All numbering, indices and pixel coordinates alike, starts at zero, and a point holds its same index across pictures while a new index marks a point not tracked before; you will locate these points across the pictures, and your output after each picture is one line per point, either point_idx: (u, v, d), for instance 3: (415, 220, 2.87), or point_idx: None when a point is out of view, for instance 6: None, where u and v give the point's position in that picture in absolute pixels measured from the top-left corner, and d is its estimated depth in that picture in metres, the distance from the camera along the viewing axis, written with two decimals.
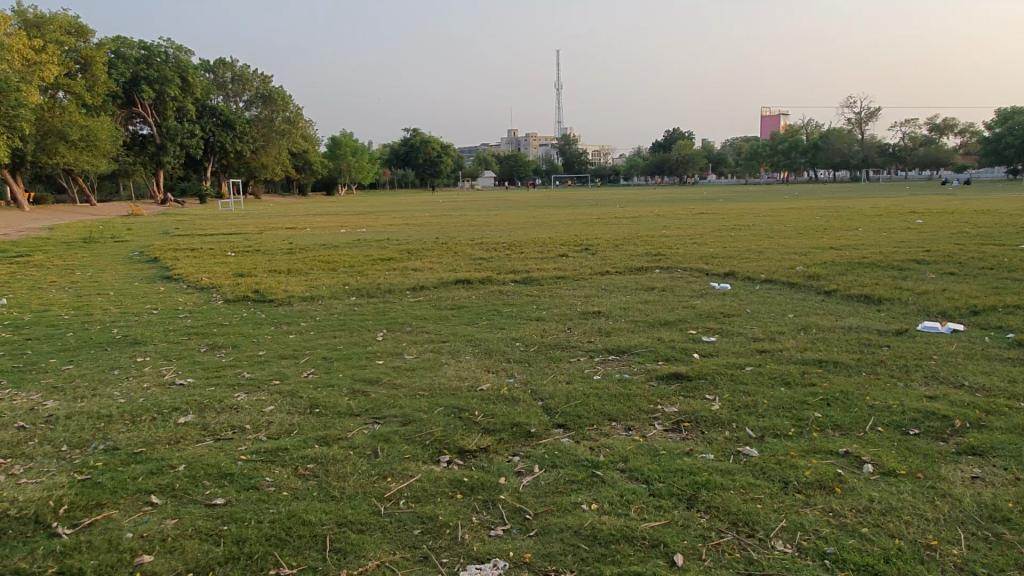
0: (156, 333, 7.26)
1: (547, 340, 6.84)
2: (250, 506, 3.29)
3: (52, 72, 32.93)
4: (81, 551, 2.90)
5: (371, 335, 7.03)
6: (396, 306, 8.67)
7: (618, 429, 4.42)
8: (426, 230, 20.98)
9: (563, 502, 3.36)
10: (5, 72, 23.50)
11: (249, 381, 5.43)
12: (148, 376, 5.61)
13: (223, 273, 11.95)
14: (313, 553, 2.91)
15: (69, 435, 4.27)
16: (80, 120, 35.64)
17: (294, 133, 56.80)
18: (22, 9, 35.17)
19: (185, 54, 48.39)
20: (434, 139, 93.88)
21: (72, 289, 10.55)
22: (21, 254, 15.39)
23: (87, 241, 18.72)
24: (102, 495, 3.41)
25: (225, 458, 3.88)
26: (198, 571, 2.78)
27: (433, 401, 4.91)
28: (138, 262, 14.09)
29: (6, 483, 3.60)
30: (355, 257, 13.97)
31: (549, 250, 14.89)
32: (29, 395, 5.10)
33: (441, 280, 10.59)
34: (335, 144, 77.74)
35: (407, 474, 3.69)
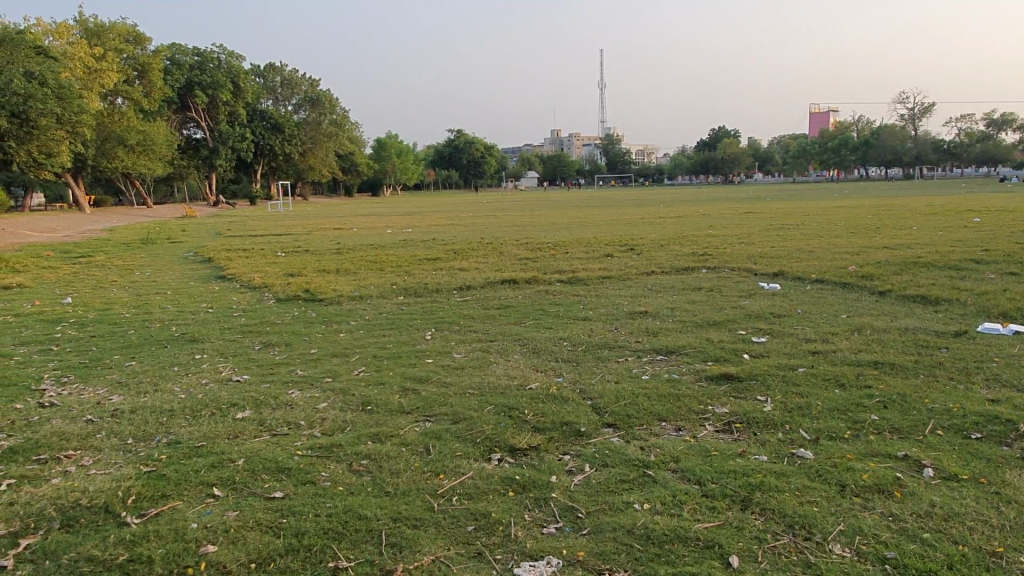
0: (212, 331, 7.48)
1: (595, 339, 6.83)
2: (308, 500, 3.37)
3: (112, 79, 34.18)
4: (149, 540, 3.02)
5: (420, 335, 7.09)
6: (443, 305, 8.74)
7: (668, 429, 4.40)
8: (471, 230, 21.13)
9: (616, 501, 3.36)
10: (69, 81, 24.46)
11: (303, 378, 5.56)
12: (206, 373, 5.78)
13: (273, 273, 12.17)
14: (370, 547, 2.96)
15: (134, 429, 4.43)
16: (137, 124, 36.86)
17: (340, 135, 57.68)
18: (84, 18, 36.64)
19: (237, 59, 49.67)
20: (478, 139, 94.36)
21: (132, 288, 10.90)
22: (84, 255, 16.01)
23: (144, 242, 19.34)
24: (167, 487, 3.53)
25: (283, 453, 3.98)
26: (261, 562, 2.86)
27: (484, 399, 4.96)
28: (195, 262, 14.47)
29: (76, 474, 3.75)
30: (401, 257, 14.08)
31: (594, 250, 14.89)
32: (96, 390, 5.31)
33: (487, 280, 10.62)
34: (380, 145, 78.65)
35: (460, 471, 3.73)
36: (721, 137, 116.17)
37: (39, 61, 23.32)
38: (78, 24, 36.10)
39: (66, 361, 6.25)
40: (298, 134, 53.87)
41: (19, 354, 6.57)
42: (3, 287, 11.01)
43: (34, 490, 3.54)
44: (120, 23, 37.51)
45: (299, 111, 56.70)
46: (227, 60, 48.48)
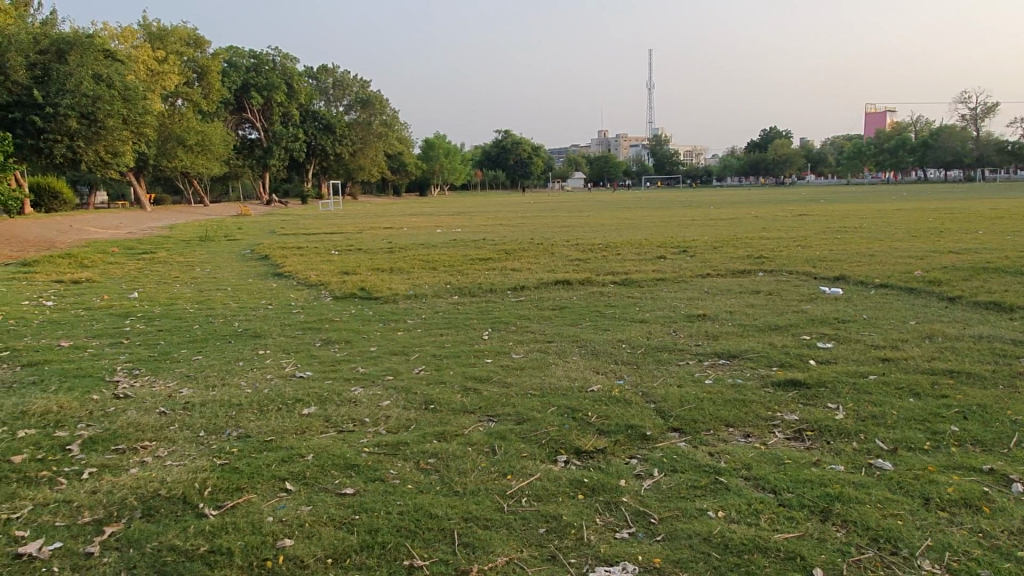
0: (274, 327, 7.62)
1: (654, 342, 6.73)
2: (379, 497, 3.38)
3: (173, 81, 35.28)
4: (228, 532, 3.07)
5: (477, 335, 7.09)
6: (498, 306, 8.72)
7: (736, 435, 4.30)
8: (521, 230, 21.12)
9: (689, 507, 3.29)
10: (134, 83, 25.26)
11: (365, 375, 5.61)
12: (271, 368, 5.88)
13: (328, 271, 12.31)
14: (443, 546, 2.96)
15: (205, 422, 4.53)
16: (196, 125, 37.94)
17: (390, 135, 58.32)
18: (148, 23, 37.88)
19: (291, 61, 50.81)
20: (525, 140, 94.37)
21: (195, 284, 11.16)
22: (146, 252, 16.51)
23: (203, 239, 19.86)
24: (240, 480, 3.59)
25: (350, 449, 4.00)
26: (337, 558, 2.88)
27: (546, 400, 4.92)
28: (251, 259, 14.77)
29: (153, 464, 3.84)
30: (454, 256, 14.14)
31: (646, 251, 14.72)
32: (166, 383, 5.46)
33: (541, 281, 10.60)
34: (429, 146, 79.14)
35: (527, 472, 3.70)
36: (772, 138, 113.88)
37: (107, 63, 24.09)
38: (142, 28, 37.34)
39: (137, 354, 6.43)
40: (348, 134, 54.73)
41: (92, 347, 6.79)
42: (73, 282, 11.41)
43: (115, 479, 3.63)
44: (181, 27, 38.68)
45: (350, 112, 57.53)
46: (281, 63, 49.61)
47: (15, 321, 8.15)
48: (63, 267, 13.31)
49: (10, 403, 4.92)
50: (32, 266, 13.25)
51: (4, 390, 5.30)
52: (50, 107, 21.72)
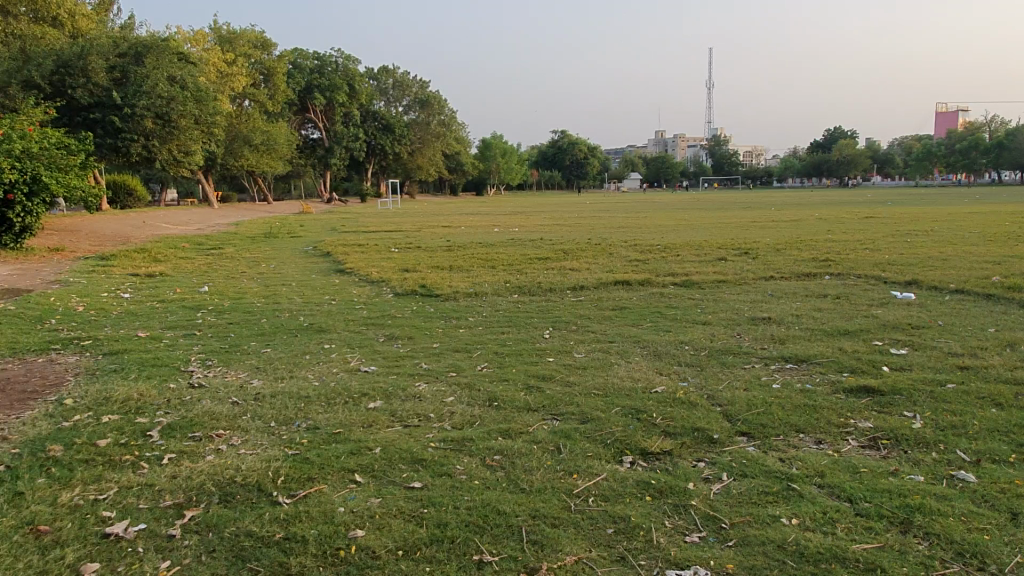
0: (338, 322, 7.78)
1: (718, 345, 6.60)
2: (446, 492, 3.41)
3: (241, 82, 36.40)
4: (301, 520, 3.14)
5: (538, 333, 7.12)
6: (558, 305, 8.70)
7: (808, 441, 4.18)
8: (579, 231, 21.00)
9: (761, 514, 3.21)
10: (205, 84, 26.14)
11: (428, 372, 5.67)
12: (336, 362, 6.00)
13: (389, 268, 12.52)
14: (511, 543, 2.97)
15: (276, 412, 4.65)
16: (261, 125, 39.05)
17: (447, 135, 58.87)
18: (219, 27, 39.21)
19: (353, 63, 51.93)
20: (582, 141, 94.04)
21: (261, 279, 11.46)
22: (214, 247, 17.07)
23: (268, 235, 20.42)
24: (311, 470, 3.67)
25: (416, 444, 4.04)
26: (408, 550, 2.92)
27: (609, 401, 4.88)
28: (315, 256, 15.12)
29: (228, 452, 3.96)
30: (511, 255, 14.13)
31: (706, 253, 14.53)
32: (238, 374, 5.63)
33: (600, 281, 10.52)
34: (485, 146, 79.49)
35: (593, 472, 3.68)
36: (836, 138, 110.69)
37: (180, 65, 24.99)
38: (213, 31, 38.67)
39: (208, 345, 6.65)
40: (407, 134, 55.46)
41: (167, 337, 7.05)
42: (148, 275, 11.87)
43: (193, 465, 3.77)
44: (250, 30, 39.95)
45: (408, 112, 58.33)
46: (344, 64, 50.76)
47: (95, 312, 8.52)
48: (138, 261, 13.86)
49: (94, 390, 5.15)
50: (110, 260, 13.85)
51: (88, 377, 5.55)
52: (127, 109, 22.64)
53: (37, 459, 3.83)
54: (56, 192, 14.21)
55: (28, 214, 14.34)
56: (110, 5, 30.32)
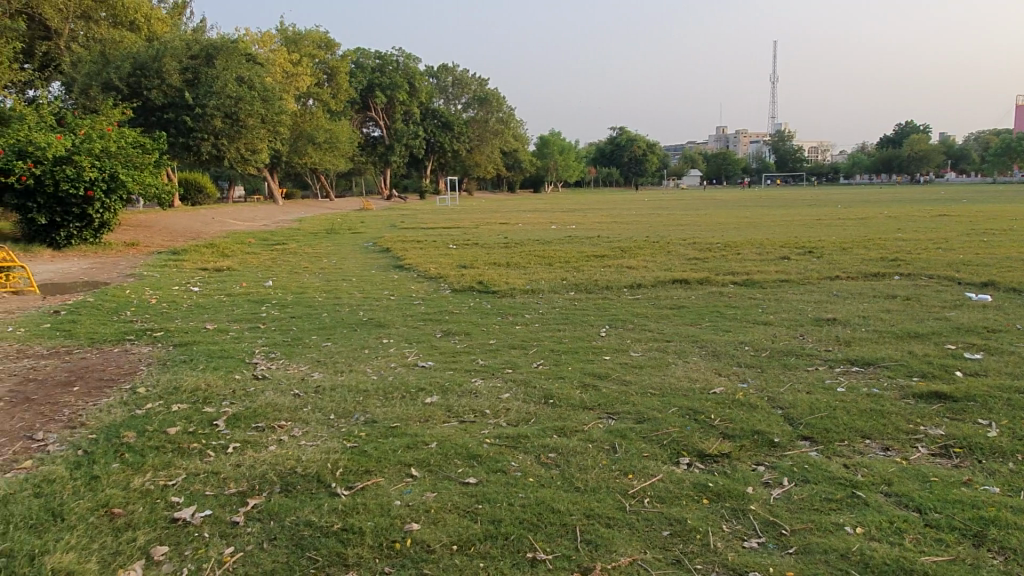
0: (397, 317, 7.90)
1: (780, 346, 6.43)
2: (500, 488, 3.42)
3: (306, 82, 37.31)
4: (359, 512, 3.20)
5: (595, 331, 7.08)
6: (614, 303, 8.63)
7: (874, 448, 4.04)
8: (638, 228, 20.77)
9: (823, 521, 3.12)
10: (271, 84, 26.89)
11: (484, 368, 5.70)
12: (394, 357, 6.09)
13: (447, 264, 12.64)
14: (565, 541, 2.96)
15: (335, 405, 4.75)
16: (325, 124, 39.95)
17: (506, 133, 59.05)
18: (285, 28, 40.29)
19: (414, 61, 52.62)
20: (641, 138, 92.99)
21: (323, 274, 11.71)
22: (278, 243, 17.53)
23: (329, 231, 20.87)
24: (369, 463, 3.74)
25: (472, 440, 4.07)
26: (462, 545, 2.94)
27: (666, 401, 4.81)
28: (375, 252, 15.38)
29: (289, 443, 4.08)
30: (568, 253, 14.05)
31: (767, 251, 14.19)
32: (299, 366, 5.78)
33: (658, 279, 10.39)
34: (543, 143, 79.41)
35: (649, 473, 3.63)
36: (908, 133, 106.51)
37: (248, 66, 25.77)
38: (279, 32, 39.72)
39: (272, 338, 6.84)
40: (466, 132, 55.87)
41: (233, 330, 7.30)
42: (217, 270, 12.28)
43: (256, 455, 3.88)
44: (314, 31, 40.92)
45: (468, 110, 58.76)
46: (405, 62, 51.51)
47: (167, 305, 8.86)
48: (207, 256, 14.36)
49: (166, 379, 5.36)
50: (181, 255, 14.37)
51: (159, 367, 5.79)
52: (199, 109, 23.47)
53: (112, 445, 4.01)
54: (133, 189, 14.84)
55: (106, 211, 15.01)
56: (184, 9, 31.45)
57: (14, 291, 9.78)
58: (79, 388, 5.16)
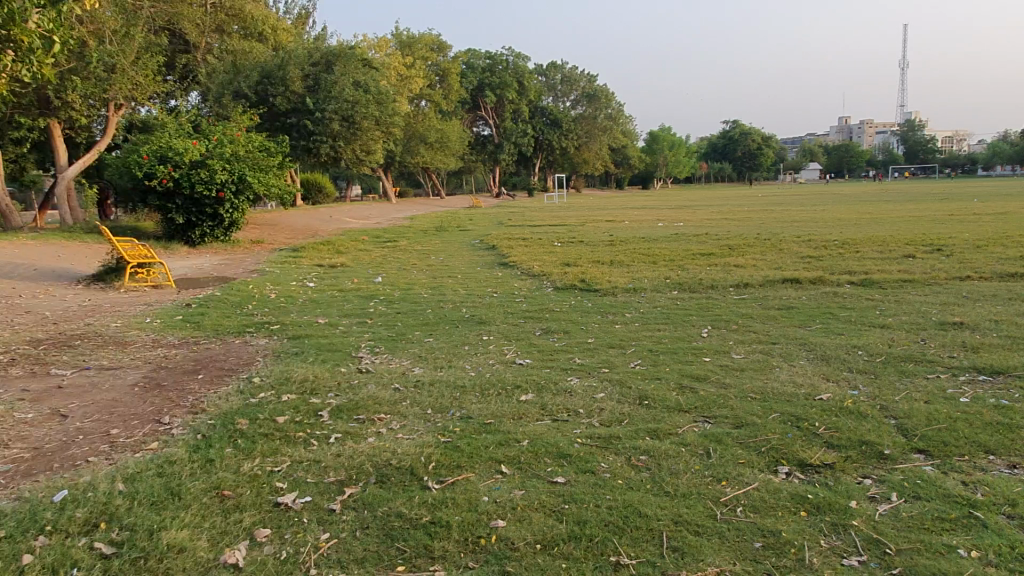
0: (498, 315, 8.01)
1: (897, 351, 6.03)
2: (588, 489, 3.40)
3: (418, 84, 38.44)
4: (447, 506, 3.27)
5: (696, 331, 6.90)
6: (719, 303, 8.40)
7: (998, 465, 3.72)
8: (749, 225, 19.99)
9: (934, 541, 2.92)
10: (386, 87, 27.89)
11: (581, 367, 5.67)
12: (493, 354, 6.18)
13: (551, 262, 12.69)
14: (651, 547, 2.92)
15: (433, 400, 4.88)
16: (436, 124, 41.00)
17: (615, 129, 58.41)
18: (400, 32, 41.69)
19: (524, 60, 53.14)
20: (756, 131, 89.53)
21: (430, 271, 12.02)
22: (389, 240, 18.15)
23: (439, 229, 21.40)
24: (461, 458, 3.81)
25: (563, 439, 4.07)
26: (547, 544, 2.95)
27: (767, 406, 4.63)
28: (481, 249, 15.64)
29: (388, 436, 4.23)
30: (674, 251, 13.76)
31: (890, 250, 13.32)
32: (401, 361, 5.98)
33: (768, 278, 9.99)
34: (652, 138, 78.10)
35: (744, 481, 3.51)
36: None
37: (365, 70, 26.83)
38: (394, 37, 41.18)
39: (377, 333, 7.11)
40: (574, 129, 55.76)
41: (343, 324, 7.63)
42: (331, 266, 12.86)
43: (355, 445, 4.05)
44: (428, 34, 42.10)
45: (576, 107, 58.59)
46: (515, 62, 52.13)
47: (284, 299, 9.38)
48: (323, 253, 15.06)
49: (278, 370, 5.69)
50: (299, 252, 15.15)
51: (274, 358, 6.15)
52: (318, 113, 24.68)
53: (227, 431, 4.29)
54: (258, 190, 15.72)
55: (234, 211, 15.97)
56: (307, 18, 33.15)
57: (153, 286, 10.64)
58: (203, 376, 5.57)
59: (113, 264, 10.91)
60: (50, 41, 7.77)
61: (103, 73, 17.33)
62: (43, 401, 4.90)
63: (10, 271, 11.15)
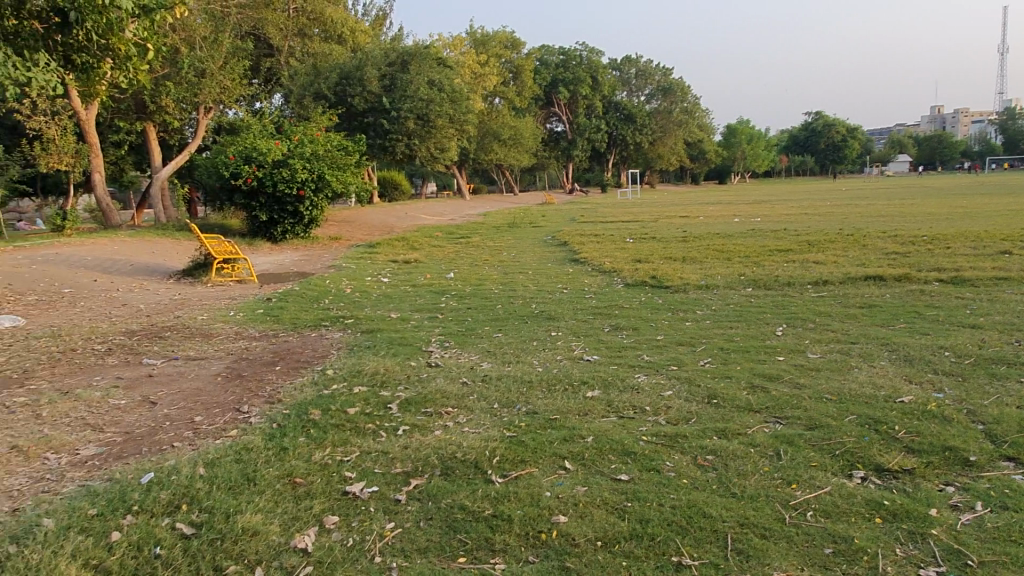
0: (567, 311, 7.99)
1: (988, 353, 5.70)
2: (652, 488, 3.36)
3: (492, 82, 38.74)
4: (509, 500, 3.30)
5: (770, 330, 6.71)
6: (796, 300, 8.14)
7: None
8: (831, 221, 19.25)
9: (1021, 555, 2.75)
10: (459, 85, 28.22)
11: (649, 364, 5.60)
12: (561, 350, 6.18)
13: (622, 258, 12.58)
14: (715, 548, 2.87)
15: (500, 395, 4.92)
16: (509, 121, 41.21)
17: (691, 123, 57.25)
18: (474, 31, 42.11)
19: (598, 54, 52.81)
20: (841, 123, 86.09)
21: (501, 268, 12.10)
22: (462, 236, 18.36)
23: (511, 225, 21.49)
24: (525, 453, 3.83)
25: (629, 436, 4.04)
26: (608, 541, 2.94)
27: (843, 407, 4.46)
28: (552, 245, 15.65)
29: (454, 429, 4.29)
30: (750, 247, 13.39)
31: (985, 245, 12.59)
32: (470, 356, 6.05)
33: (849, 275, 9.61)
34: (730, 131, 76.24)
35: (816, 484, 3.40)
36: None
37: (439, 69, 27.21)
38: (469, 35, 41.64)
39: (448, 327, 7.22)
40: (649, 123, 54.99)
41: (414, 319, 7.78)
42: (405, 262, 13.12)
43: (423, 438, 4.13)
44: (502, 31, 42.38)
45: (651, 101, 57.71)
46: (589, 57, 51.88)
47: (359, 294, 9.62)
48: (397, 249, 15.37)
49: (351, 362, 5.85)
50: (375, 248, 15.51)
51: (348, 351, 6.33)
52: (394, 112, 25.19)
53: (301, 420, 4.45)
54: (336, 188, 16.15)
55: (314, 208, 16.45)
56: (385, 19, 33.88)
57: (237, 280, 11.11)
58: (280, 367, 5.79)
59: (201, 260, 11.45)
60: (145, 48, 8.18)
61: (194, 78, 18.18)
62: (134, 389, 5.19)
63: (108, 266, 11.85)
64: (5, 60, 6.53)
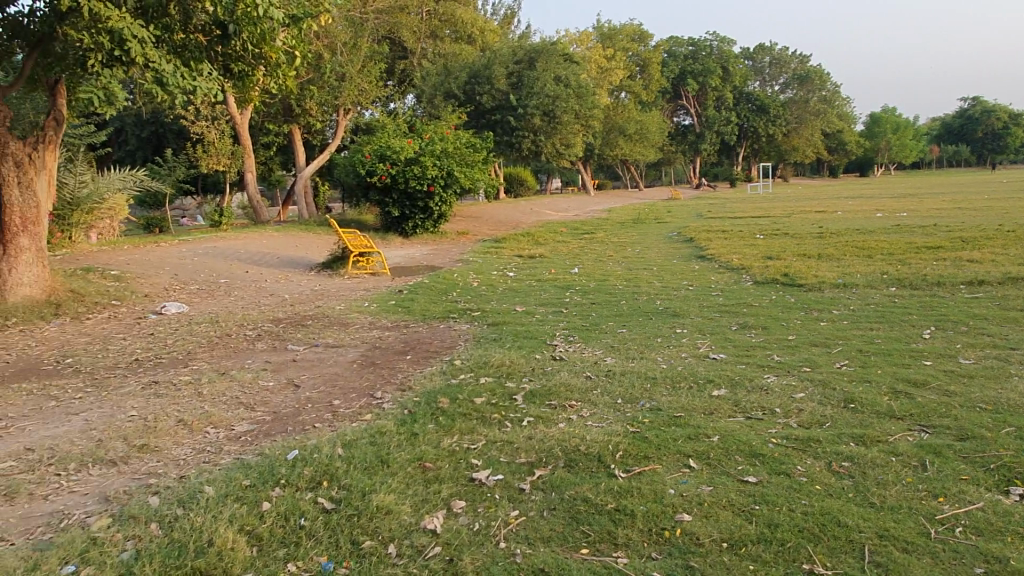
0: (693, 308, 7.82)
1: None
2: (782, 491, 3.26)
3: (619, 76, 38.34)
4: (632, 495, 3.30)
5: (916, 332, 6.27)
6: (946, 301, 7.54)
7: None
8: (989, 215, 17.61)
9: None
10: (586, 80, 28.12)
11: (780, 365, 5.38)
12: (686, 347, 6.07)
13: (752, 255, 12.13)
14: (851, 559, 2.74)
15: (623, 390, 4.90)
16: (635, 115, 40.64)
17: (830, 113, 54.11)
18: (601, 25, 41.90)
19: (729, 44, 51.06)
20: (1003, 108, 78.42)
21: (626, 263, 11.98)
22: (586, 232, 18.30)
23: (635, 221, 21.21)
24: (648, 449, 3.81)
25: (757, 438, 3.91)
26: (734, 542, 2.88)
27: (1000, 419, 4.09)
28: (678, 241, 15.31)
29: (577, 423, 4.32)
30: (894, 244, 12.52)
31: None
32: (593, 351, 6.05)
33: (1009, 275, 8.77)
34: (874, 120, 71.41)
35: (967, 499, 3.16)
36: None
37: (565, 65, 27.24)
38: (596, 30, 41.54)
39: (572, 322, 7.27)
40: (784, 114, 52.50)
41: (539, 313, 7.89)
42: (529, 257, 13.27)
43: (546, 430, 4.20)
44: (629, 24, 41.92)
45: (786, 91, 55.00)
46: (720, 47, 50.29)
47: (485, 288, 9.86)
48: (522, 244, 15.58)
49: (477, 354, 6.02)
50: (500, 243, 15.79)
51: (474, 342, 6.52)
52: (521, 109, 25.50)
53: (430, 407, 4.64)
54: (465, 184, 16.55)
55: (442, 204, 16.95)
56: (513, 17, 34.36)
57: (371, 273, 11.66)
58: (411, 356, 6.05)
59: (339, 253, 12.11)
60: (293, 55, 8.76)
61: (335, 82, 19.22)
62: (281, 372, 5.61)
63: (258, 259, 12.78)
64: (174, 71, 7.23)
